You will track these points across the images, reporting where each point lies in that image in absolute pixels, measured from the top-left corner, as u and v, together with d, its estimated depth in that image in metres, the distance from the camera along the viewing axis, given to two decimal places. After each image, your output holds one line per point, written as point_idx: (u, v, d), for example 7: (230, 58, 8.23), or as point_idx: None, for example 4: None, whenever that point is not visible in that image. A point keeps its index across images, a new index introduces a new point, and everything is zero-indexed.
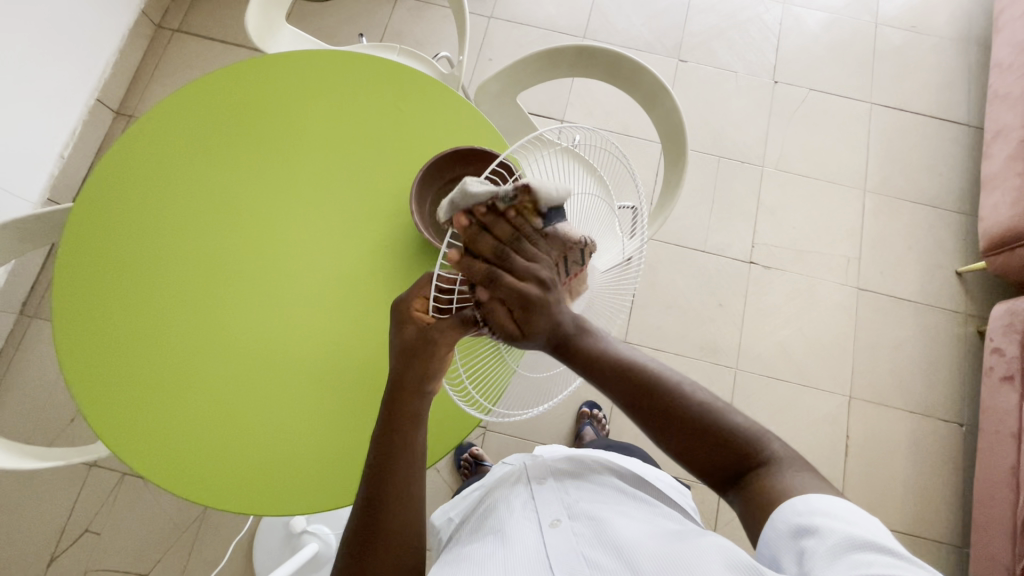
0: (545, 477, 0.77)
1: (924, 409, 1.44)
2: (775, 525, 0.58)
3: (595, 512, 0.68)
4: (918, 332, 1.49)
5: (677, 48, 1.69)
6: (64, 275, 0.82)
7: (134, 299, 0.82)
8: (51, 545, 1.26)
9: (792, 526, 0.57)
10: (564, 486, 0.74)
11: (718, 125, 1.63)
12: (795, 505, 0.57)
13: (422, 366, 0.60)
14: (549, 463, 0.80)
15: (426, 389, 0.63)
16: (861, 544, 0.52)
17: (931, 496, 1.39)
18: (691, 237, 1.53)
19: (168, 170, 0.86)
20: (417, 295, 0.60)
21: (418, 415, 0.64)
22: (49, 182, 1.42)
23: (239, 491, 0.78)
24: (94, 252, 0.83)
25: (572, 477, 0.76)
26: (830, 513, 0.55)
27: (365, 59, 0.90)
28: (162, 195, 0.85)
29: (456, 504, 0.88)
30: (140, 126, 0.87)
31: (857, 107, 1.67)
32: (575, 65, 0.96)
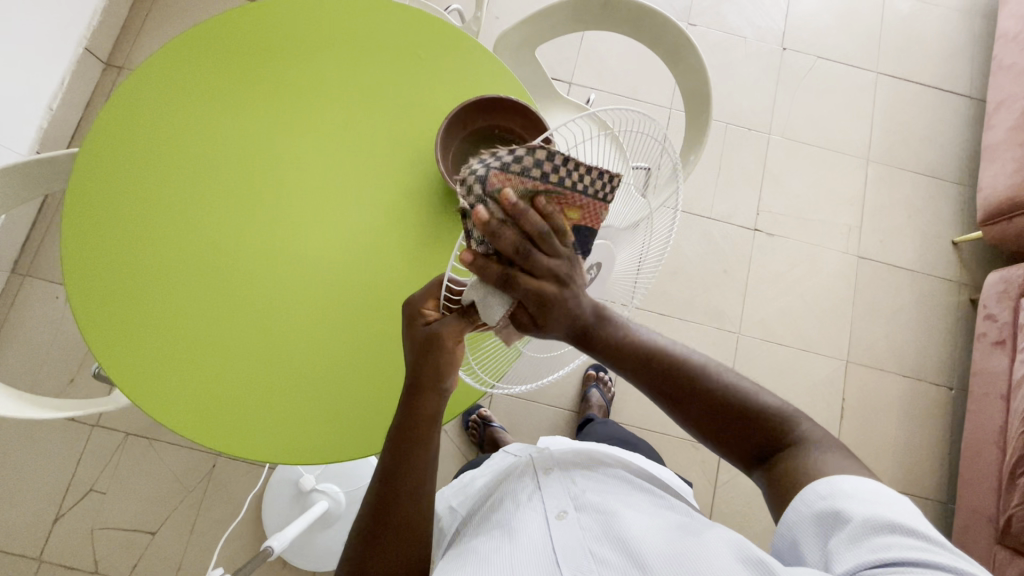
0: (551, 467, 0.76)
1: (917, 373, 1.49)
2: (797, 509, 0.58)
3: (603, 505, 0.68)
4: (915, 298, 1.53)
5: (687, 11, 1.66)
6: (71, 233, 0.79)
7: (151, 256, 0.80)
8: (56, 505, 1.25)
9: (813, 511, 0.57)
10: (570, 477, 0.74)
11: (726, 91, 1.62)
12: (817, 488, 0.57)
13: (434, 363, 0.60)
14: (556, 455, 0.79)
15: (443, 389, 0.62)
16: (882, 528, 0.52)
17: (921, 455, 1.45)
18: (697, 203, 1.53)
19: (175, 124, 0.82)
20: (428, 296, 0.62)
21: (436, 414, 0.63)
22: (38, 134, 1.36)
23: (273, 442, 0.79)
24: (105, 209, 0.80)
25: (578, 468, 0.76)
26: (851, 495, 0.55)
27: (385, 4, 0.87)
28: (172, 152, 0.82)
29: (457, 492, 0.87)
30: (142, 77, 0.83)
31: (863, 76, 1.67)
32: (599, 18, 0.94)
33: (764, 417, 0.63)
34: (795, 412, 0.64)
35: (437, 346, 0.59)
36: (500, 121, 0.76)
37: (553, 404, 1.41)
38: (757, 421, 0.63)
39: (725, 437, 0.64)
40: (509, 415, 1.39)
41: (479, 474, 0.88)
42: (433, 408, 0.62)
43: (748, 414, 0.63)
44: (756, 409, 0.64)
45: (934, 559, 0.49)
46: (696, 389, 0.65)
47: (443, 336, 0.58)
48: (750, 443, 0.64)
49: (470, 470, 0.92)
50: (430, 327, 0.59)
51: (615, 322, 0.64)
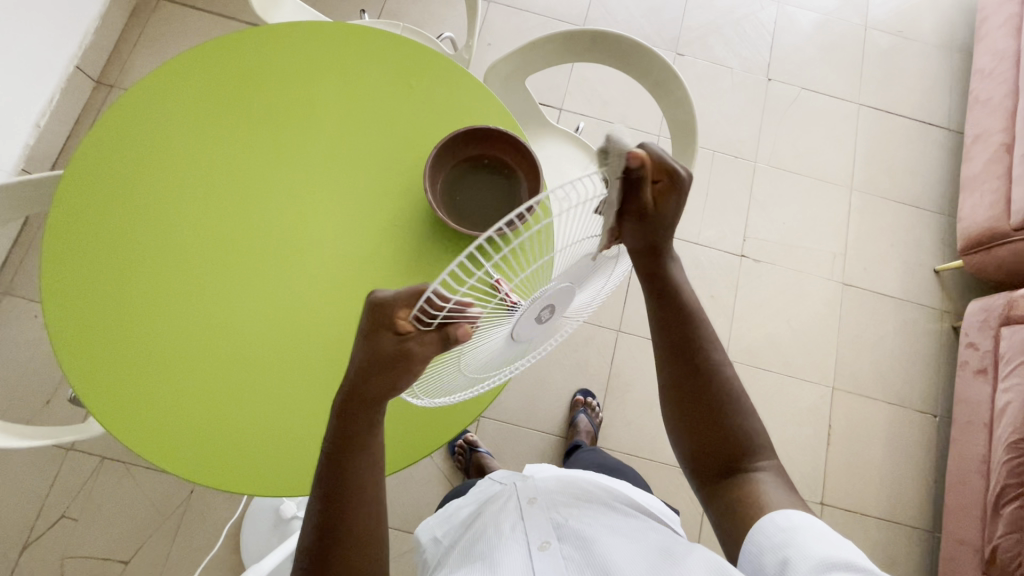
0: (536, 497, 0.75)
1: (903, 400, 1.50)
2: (757, 538, 0.60)
3: (586, 534, 0.67)
4: (898, 325, 1.55)
5: (675, 41, 1.70)
6: (51, 275, 0.78)
7: (134, 293, 0.78)
8: (25, 531, 1.21)
9: (772, 540, 0.58)
10: (554, 505, 0.73)
11: (714, 119, 1.65)
12: (775, 520, 0.60)
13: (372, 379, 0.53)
14: (540, 483, 0.78)
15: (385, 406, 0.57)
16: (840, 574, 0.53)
17: (907, 481, 1.45)
18: (685, 229, 1.55)
19: (159, 159, 0.82)
20: (401, 303, 0.49)
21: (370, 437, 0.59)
22: (23, 152, 1.35)
23: (260, 476, 0.77)
24: (88, 249, 0.79)
25: (561, 494, 0.75)
26: (806, 528, 0.58)
27: (380, 34, 0.88)
28: (159, 188, 0.81)
29: (442, 522, 0.85)
30: (125, 113, 0.82)
31: (845, 107, 1.71)
32: (587, 51, 0.96)
33: (735, 439, 0.67)
34: (763, 445, 0.68)
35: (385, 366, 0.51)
36: (488, 149, 0.78)
37: (541, 430, 1.40)
38: (729, 439, 0.67)
39: (694, 434, 0.68)
40: (496, 440, 1.38)
41: (465, 503, 0.86)
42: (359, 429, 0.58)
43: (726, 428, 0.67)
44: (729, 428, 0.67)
45: None
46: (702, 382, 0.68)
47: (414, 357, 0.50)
48: (716, 460, 0.67)
49: (456, 498, 0.91)
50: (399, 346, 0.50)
51: (675, 265, 0.68)
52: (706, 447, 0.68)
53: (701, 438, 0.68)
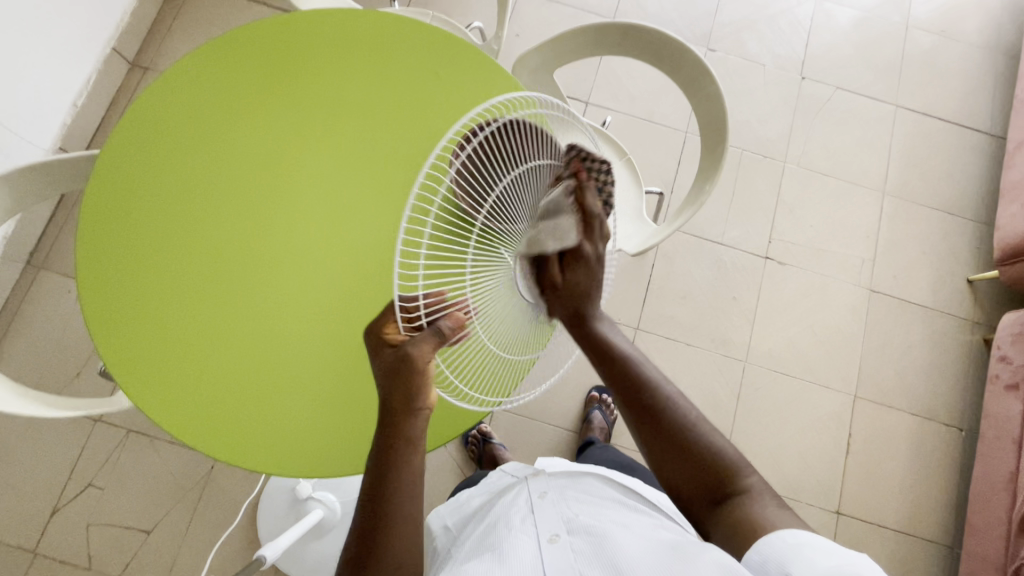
0: (547, 492, 0.75)
1: (927, 412, 1.46)
2: (762, 548, 0.58)
3: (595, 526, 0.67)
4: (926, 335, 1.51)
5: (707, 36, 1.67)
6: (88, 278, 0.79)
7: (170, 294, 0.80)
8: (54, 497, 1.25)
9: (778, 550, 0.56)
10: (565, 499, 0.73)
11: (743, 118, 1.62)
12: (784, 536, 0.57)
13: (406, 383, 0.57)
14: (552, 479, 0.79)
15: (417, 406, 0.58)
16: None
17: (928, 495, 1.41)
18: (709, 229, 1.53)
19: (193, 162, 0.83)
20: (386, 320, 0.60)
21: (412, 437, 0.59)
22: (61, 131, 1.39)
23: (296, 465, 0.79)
24: (126, 252, 0.80)
25: (572, 490, 0.76)
26: (815, 545, 0.55)
27: (413, 23, 0.88)
28: (193, 191, 0.82)
29: (453, 512, 0.87)
30: (157, 116, 0.83)
31: (881, 108, 1.66)
32: (618, 44, 0.95)
33: (710, 459, 0.66)
34: (743, 463, 0.66)
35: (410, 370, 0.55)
36: None
37: (555, 424, 1.40)
38: (708, 462, 0.66)
39: (668, 460, 0.67)
40: (510, 433, 1.38)
41: (476, 494, 0.87)
42: (413, 430, 0.59)
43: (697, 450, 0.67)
44: (700, 447, 0.67)
45: None
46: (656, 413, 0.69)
47: (413, 357, 0.55)
48: (700, 485, 0.66)
49: (467, 489, 0.92)
50: (399, 351, 0.56)
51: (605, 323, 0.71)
52: (689, 467, 0.66)
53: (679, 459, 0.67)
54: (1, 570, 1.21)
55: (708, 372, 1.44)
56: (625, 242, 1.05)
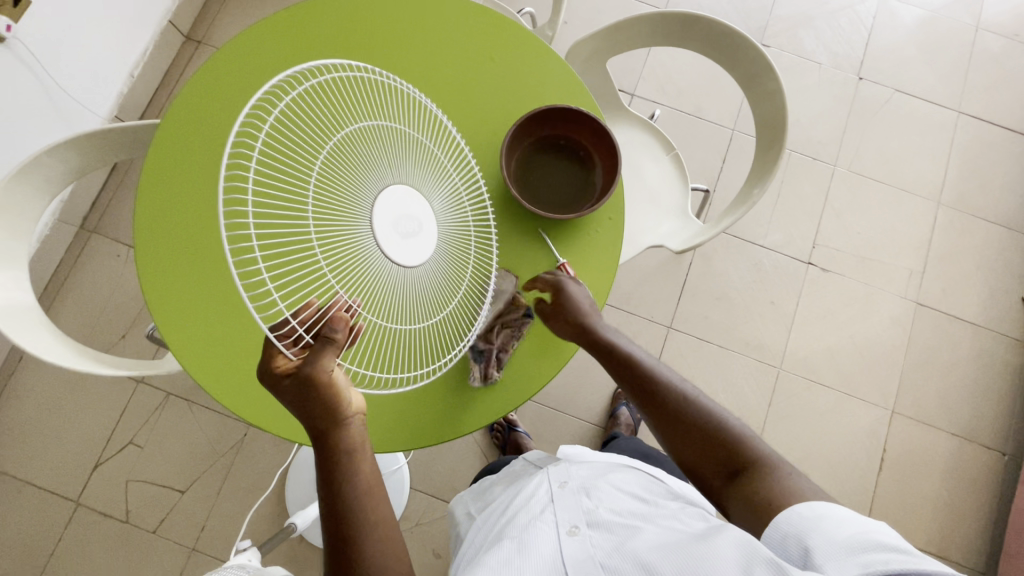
0: (568, 481, 0.75)
1: (968, 433, 1.41)
2: (778, 526, 0.55)
3: (615, 517, 0.67)
4: (973, 354, 1.45)
5: (761, 31, 1.61)
6: (148, 269, 0.80)
7: (223, 283, 0.81)
8: (97, 452, 1.31)
9: (797, 526, 0.54)
10: (584, 488, 0.73)
11: (794, 117, 1.56)
12: (800, 509, 0.55)
13: (320, 400, 0.58)
14: (573, 469, 0.79)
15: (346, 416, 0.60)
16: (874, 543, 0.49)
17: (963, 519, 1.37)
18: (751, 231, 1.49)
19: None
20: (274, 355, 0.58)
21: (351, 445, 0.60)
22: (117, 99, 1.43)
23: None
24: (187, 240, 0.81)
25: (592, 479, 0.76)
26: (832, 515, 0.53)
27: (474, 9, 0.88)
28: None
29: (476, 498, 0.88)
30: (203, 109, 0.83)
31: (942, 114, 1.59)
32: (677, 35, 0.93)
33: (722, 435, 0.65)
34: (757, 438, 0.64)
35: (314, 387, 0.57)
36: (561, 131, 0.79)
37: (580, 417, 1.39)
38: (718, 436, 0.65)
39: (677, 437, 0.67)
40: (535, 423, 1.39)
41: (500, 480, 0.88)
42: (349, 438, 0.60)
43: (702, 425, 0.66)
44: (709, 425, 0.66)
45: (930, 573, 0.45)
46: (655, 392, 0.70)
47: (316, 376, 0.56)
48: (714, 462, 0.64)
49: (491, 475, 0.93)
50: (298, 377, 0.57)
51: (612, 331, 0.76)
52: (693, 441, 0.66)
53: (680, 430, 0.67)
54: (46, 516, 1.28)
55: (740, 377, 1.41)
56: (667, 241, 1.02)
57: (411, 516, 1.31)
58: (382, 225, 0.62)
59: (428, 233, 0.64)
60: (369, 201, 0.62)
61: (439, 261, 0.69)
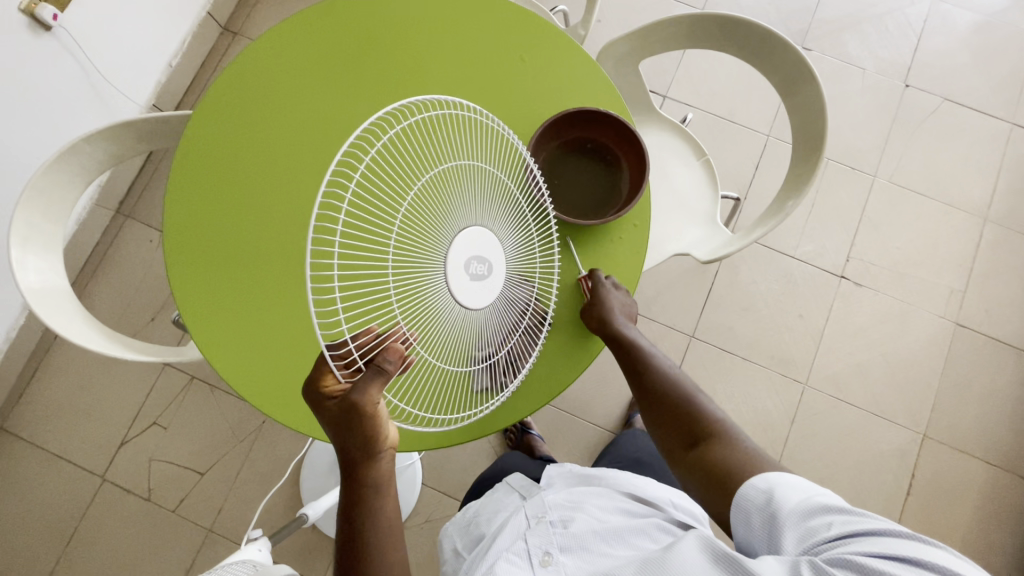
0: (543, 514, 0.73)
1: (1004, 462, 1.34)
2: (740, 500, 0.58)
3: (588, 552, 0.66)
4: (1014, 379, 1.38)
5: (803, 34, 1.56)
6: (173, 245, 0.82)
7: (246, 275, 0.82)
8: (123, 430, 1.35)
9: (753, 500, 0.57)
10: (557, 519, 0.71)
11: (834, 124, 1.50)
12: (755, 481, 0.58)
13: (359, 430, 0.58)
14: (548, 497, 0.77)
15: (378, 449, 0.60)
16: (817, 505, 0.53)
17: (995, 551, 1.30)
18: (782, 240, 1.44)
19: (281, 145, 0.84)
20: (321, 374, 0.58)
21: (380, 477, 0.61)
22: (156, 88, 1.46)
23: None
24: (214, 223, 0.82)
25: (569, 508, 0.73)
26: (784, 483, 0.56)
27: (507, 8, 0.87)
28: (262, 168, 0.84)
29: (459, 529, 0.85)
30: (239, 102, 0.84)
31: (995, 125, 1.50)
32: (713, 37, 0.90)
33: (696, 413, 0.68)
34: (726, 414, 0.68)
35: (358, 414, 0.56)
36: (591, 132, 0.78)
37: (595, 423, 1.38)
38: (692, 414, 0.68)
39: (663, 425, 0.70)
40: (549, 426, 1.37)
41: (480, 506, 0.86)
42: (379, 469, 0.61)
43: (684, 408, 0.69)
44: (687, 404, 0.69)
45: (863, 528, 0.48)
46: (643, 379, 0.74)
47: (361, 406, 0.56)
48: (683, 434, 0.68)
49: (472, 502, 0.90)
50: (341, 404, 0.56)
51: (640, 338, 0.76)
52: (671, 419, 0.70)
53: (662, 409, 0.71)
54: (73, 489, 1.32)
55: (762, 390, 1.37)
56: (693, 248, 1.00)
57: (421, 512, 1.32)
58: (456, 266, 0.58)
59: (497, 279, 0.60)
60: (445, 243, 0.59)
61: (505, 302, 0.65)
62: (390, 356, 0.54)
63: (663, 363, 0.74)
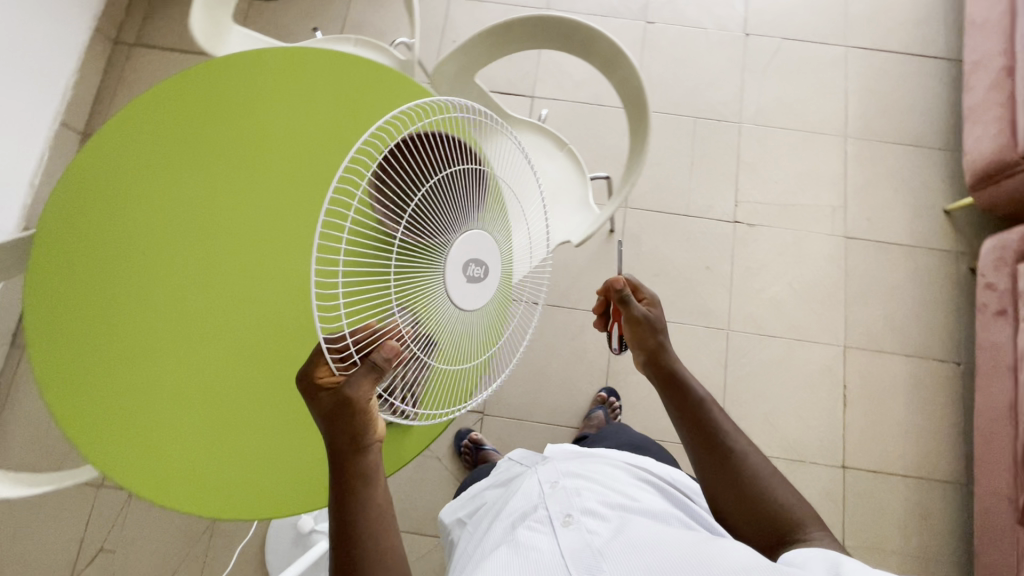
0: (560, 479, 0.73)
1: (922, 351, 1.43)
2: (801, 554, 0.56)
3: (612, 516, 0.65)
4: (909, 274, 1.48)
5: (644, 10, 1.65)
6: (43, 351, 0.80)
7: (125, 369, 0.80)
8: (68, 566, 1.28)
9: (814, 553, 0.56)
10: (575, 483, 0.71)
11: (692, 85, 1.60)
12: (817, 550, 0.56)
13: (350, 422, 0.57)
14: (562, 467, 0.77)
15: (367, 442, 0.59)
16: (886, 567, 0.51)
17: (935, 435, 1.38)
18: (673, 202, 1.51)
19: (142, 225, 0.84)
20: (318, 364, 0.58)
21: (369, 471, 0.60)
22: (24, 210, 1.42)
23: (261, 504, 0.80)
24: (76, 309, 0.81)
25: (579, 475, 0.73)
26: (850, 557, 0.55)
27: (334, 60, 0.91)
28: (126, 257, 0.83)
29: (465, 504, 0.87)
30: (90, 196, 0.84)
31: (832, 51, 1.63)
32: (530, 38, 0.95)
33: (779, 507, 0.64)
34: (815, 520, 0.64)
35: (351, 407, 0.56)
36: None
37: (546, 421, 1.39)
38: (774, 510, 0.64)
39: (733, 501, 0.66)
40: (502, 437, 1.38)
41: (489, 485, 0.86)
42: (369, 463, 0.60)
43: (766, 498, 0.65)
44: (772, 499, 0.64)
45: None
46: (724, 456, 0.68)
47: (353, 397, 0.55)
48: (763, 527, 0.64)
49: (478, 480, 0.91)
50: (340, 394, 0.55)
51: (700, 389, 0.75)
52: (747, 511, 0.65)
53: (734, 493, 0.66)
54: None
55: (692, 346, 1.43)
56: (570, 234, 1.04)
57: None
58: (455, 267, 0.58)
59: (492, 280, 0.61)
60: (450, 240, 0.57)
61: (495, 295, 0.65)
62: (386, 348, 0.52)
63: (744, 446, 0.69)
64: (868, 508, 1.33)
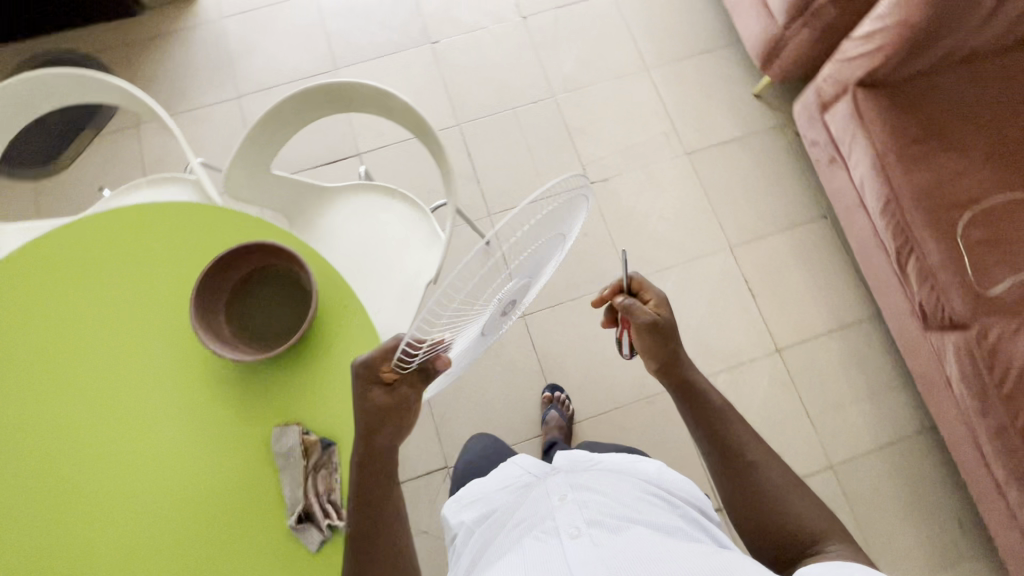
0: (567, 492, 0.65)
1: (793, 220, 1.55)
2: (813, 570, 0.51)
3: (618, 524, 0.59)
4: (752, 160, 1.59)
5: (425, 34, 1.70)
6: None
7: None
8: None
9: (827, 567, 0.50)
10: (578, 496, 0.64)
11: (498, 81, 1.65)
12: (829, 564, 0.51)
13: (393, 420, 0.68)
14: (568, 479, 0.69)
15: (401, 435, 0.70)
16: None
17: (836, 285, 1.49)
18: (529, 191, 1.55)
19: None
20: (381, 362, 0.66)
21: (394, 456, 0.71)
22: None
23: None
24: None
25: (585, 486, 0.66)
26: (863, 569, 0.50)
27: (114, 216, 0.85)
28: None
29: (465, 507, 0.80)
30: None
31: (602, 2, 1.74)
32: (301, 114, 0.94)
33: (797, 523, 0.62)
34: (838, 533, 0.62)
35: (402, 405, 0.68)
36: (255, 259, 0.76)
37: (509, 444, 1.37)
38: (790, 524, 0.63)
39: (749, 518, 0.65)
40: None
41: (494, 487, 0.79)
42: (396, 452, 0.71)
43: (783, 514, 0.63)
44: (792, 512, 0.63)
45: None
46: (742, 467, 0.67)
47: (408, 397, 0.67)
48: (777, 542, 0.63)
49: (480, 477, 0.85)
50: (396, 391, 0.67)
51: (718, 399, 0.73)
52: (762, 527, 0.64)
53: (755, 511, 0.64)
54: None
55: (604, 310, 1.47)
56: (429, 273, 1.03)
57: None
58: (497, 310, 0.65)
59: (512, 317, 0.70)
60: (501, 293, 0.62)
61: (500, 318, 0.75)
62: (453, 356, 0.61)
63: (760, 463, 0.67)
64: (814, 375, 1.42)
